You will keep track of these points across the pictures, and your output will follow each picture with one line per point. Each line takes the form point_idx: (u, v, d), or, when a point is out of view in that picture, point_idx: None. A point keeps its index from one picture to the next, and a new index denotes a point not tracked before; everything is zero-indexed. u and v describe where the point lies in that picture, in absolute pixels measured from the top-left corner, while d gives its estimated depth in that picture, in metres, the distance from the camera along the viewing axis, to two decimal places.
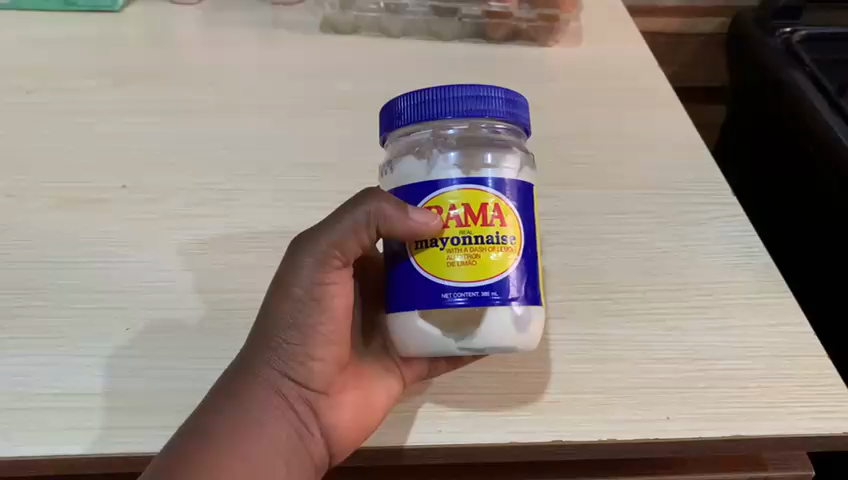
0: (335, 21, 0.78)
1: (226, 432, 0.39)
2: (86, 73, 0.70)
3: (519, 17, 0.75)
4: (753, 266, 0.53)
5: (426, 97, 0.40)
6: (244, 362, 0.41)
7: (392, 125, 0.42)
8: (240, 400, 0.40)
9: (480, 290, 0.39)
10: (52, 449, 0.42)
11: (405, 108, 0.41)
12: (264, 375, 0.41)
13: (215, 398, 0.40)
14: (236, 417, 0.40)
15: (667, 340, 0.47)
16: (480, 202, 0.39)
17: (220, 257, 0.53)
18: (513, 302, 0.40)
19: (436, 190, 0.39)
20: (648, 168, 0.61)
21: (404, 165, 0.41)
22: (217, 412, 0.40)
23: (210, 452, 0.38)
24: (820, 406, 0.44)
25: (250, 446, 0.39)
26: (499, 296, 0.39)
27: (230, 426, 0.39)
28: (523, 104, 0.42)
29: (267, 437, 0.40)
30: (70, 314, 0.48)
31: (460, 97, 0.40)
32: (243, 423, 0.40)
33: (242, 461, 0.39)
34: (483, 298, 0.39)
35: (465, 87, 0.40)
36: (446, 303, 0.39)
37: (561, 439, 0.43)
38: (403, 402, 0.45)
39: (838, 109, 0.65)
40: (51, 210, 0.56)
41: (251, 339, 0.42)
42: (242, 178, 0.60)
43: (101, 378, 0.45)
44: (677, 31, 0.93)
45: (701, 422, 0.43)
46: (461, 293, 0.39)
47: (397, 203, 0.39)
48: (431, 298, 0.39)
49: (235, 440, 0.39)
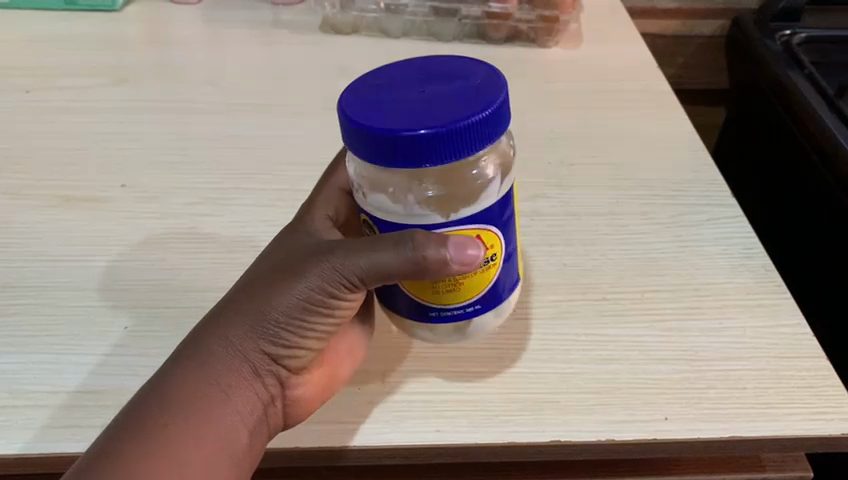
0: (335, 21, 0.77)
1: (192, 405, 0.38)
2: (86, 72, 0.70)
3: (519, 18, 0.75)
4: (752, 267, 0.53)
5: (386, 141, 0.35)
6: (223, 330, 0.40)
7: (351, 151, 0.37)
8: (210, 371, 0.39)
9: (464, 307, 0.41)
10: (47, 447, 0.41)
11: (362, 141, 0.36)
12: (237, 346, 0.40)
13: (183, 368, 0.39)
14: (203, 390, 0.39)
15: (665, 340, 0.47)
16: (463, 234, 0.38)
17: (219, 256, 0.53)
18: (492, 304, 0.42)
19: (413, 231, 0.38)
20: (647, 169, 0.61)
21: (375, 199, 0.39)
22: (190, 385, 0.39)
23: (171, 425, 0.37)
24: (819, 407, 0.44)
25: (216, 419, 0.38)
26: (481, 306, 0.41)
27: (197, 399, 0.38)
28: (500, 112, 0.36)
29: (234, 411, 0.39)
30: (67, 312, 0.48)
31: (431, 146, 0.35)
32: (211, 398, 0.39)
33: (203, 436, 0.38)
34: (466, 313, 0.41)
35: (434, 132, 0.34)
36: (430, 320, 0.41)
37: (560, 439, 0.42)
38: (402, 401, 0.44)
39: (838, 111, 0.65)
40: (50, 208, 0.56)
41: (237, 308, 0.40)
42: (241, 177, 0.59)
43: (98, 376, 0.45)
44: (676, 33, 0.94)
45: (700, 422, 0.43)
46: (445, 312, 0.41)
47: (438, 239, 0.37)
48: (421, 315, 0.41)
49: (199, 414, 0.38)
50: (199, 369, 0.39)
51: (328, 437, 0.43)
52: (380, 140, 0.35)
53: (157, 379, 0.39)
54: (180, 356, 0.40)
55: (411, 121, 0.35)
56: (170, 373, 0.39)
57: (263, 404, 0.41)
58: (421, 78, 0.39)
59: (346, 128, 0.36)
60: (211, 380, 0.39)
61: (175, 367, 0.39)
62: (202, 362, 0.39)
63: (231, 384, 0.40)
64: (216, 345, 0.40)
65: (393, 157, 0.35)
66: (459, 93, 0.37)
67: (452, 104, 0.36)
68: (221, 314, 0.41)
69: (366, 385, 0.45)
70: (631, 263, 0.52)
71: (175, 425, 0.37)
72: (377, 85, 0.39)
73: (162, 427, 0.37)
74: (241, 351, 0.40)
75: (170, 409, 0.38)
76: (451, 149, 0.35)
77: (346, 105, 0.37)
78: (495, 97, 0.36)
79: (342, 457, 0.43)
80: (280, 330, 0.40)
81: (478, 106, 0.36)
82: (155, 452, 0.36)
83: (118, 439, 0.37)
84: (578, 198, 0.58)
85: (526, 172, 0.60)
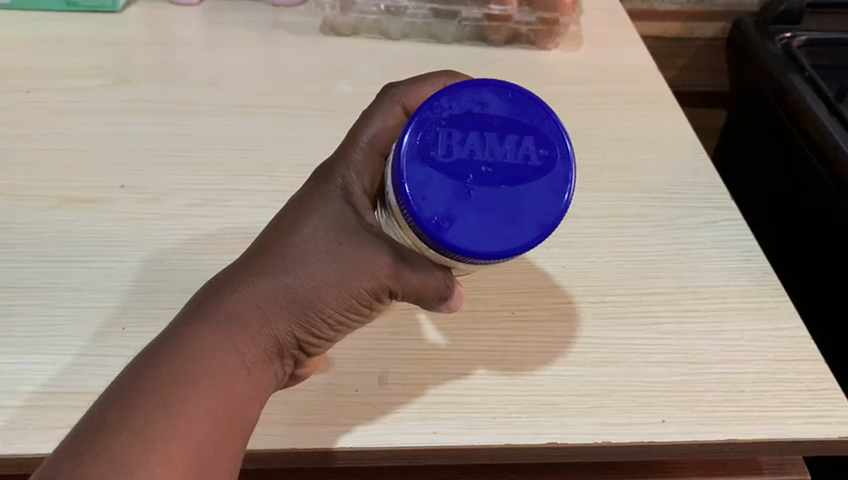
0: (335, 23, 0.77)
1: (217, 377, 0.38)
2: (87, 73, 0.70)
3: (519, 20, 0.75)
4: (750, 270, 0.53)
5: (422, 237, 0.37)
6: (261, 302, 0.40)
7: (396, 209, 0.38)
8: (236, 343, 0.39)
9: None
10: (45, 447, 0.42)
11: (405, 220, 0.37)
12: (266, 322, 0.40)
13: (210, 334, 0.38)
14: (233, 366, 0.38)
15: (664, 343, 0.47)
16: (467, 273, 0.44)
17: (219, 257, 0.53)
18: None
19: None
20: (646, 172, 0.61)
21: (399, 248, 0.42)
22: (221, 354, 0.38)
23: (194, 394, 0.37)
24: (816, 411, 0.44)
25: (239, 393, 0.38)
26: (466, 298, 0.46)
27: (221, 371, 0.38)
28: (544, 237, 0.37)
29: (252, 387, 0.39)
30: (67, 313, 0.48)
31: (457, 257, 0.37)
32: (238, 371, 0.38)
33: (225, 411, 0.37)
34: None
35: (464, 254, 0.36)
36: None
37: (556, 441, 0.42)
38: (398, 403, 0.44)
39: (838, 113, 0.65)
40: (49, 209, 0.56)
41: (276, 280, 0.40)
42: (240, 178, 0.60)
43: (97, 376, 0.45)
44: (676, 36, 0.93)
45: (697, 425, 0.43)
46: None
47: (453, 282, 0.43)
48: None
49: (227, 389, 0.38)
50: (225, 339, 0.39)
51: (325, 437, 0.42)
52: (442, 244, 0.36)
53: (180, 340, 0.38)
54: (207, 319, 0.39)
55: (452, 230, 0.36)
56: (195, 338, 0.38)
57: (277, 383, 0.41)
58: (483, 140, 0.38)
59: (407, 209, 0.37)
60: (239, 353, 0.39)
61: (201, 332, 0.39)
62: (230, 332, 0.39)
63: (257, 359, 0.39)
64: (245, 317, 0.39)
65: (450, 256, 0.37)
66: (512, 206, 0.37)
67: (518, 207, 0.37)
68: (262, 281, 0.40)
69: (364, 384, 0.45)
70: (630, 265, 0.52)
71: (198, 395, 0.37)
72: (438, 142, 0.38)
73: (187, 395, 0.36)
74: (268, 327, 0.40)
75: (193, 377, 0.37)
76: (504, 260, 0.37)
77: (407, 175, 0.37)
78: (555, 205, 0.37)
79: (339, 457, 0.43)
80: (308, 311, 0.40)
81: (537, 218, 0.37)
82: (177, 420, 0.36)
83: (138, 402, 0.36)
84: (577, 199, 0.58)
85: None
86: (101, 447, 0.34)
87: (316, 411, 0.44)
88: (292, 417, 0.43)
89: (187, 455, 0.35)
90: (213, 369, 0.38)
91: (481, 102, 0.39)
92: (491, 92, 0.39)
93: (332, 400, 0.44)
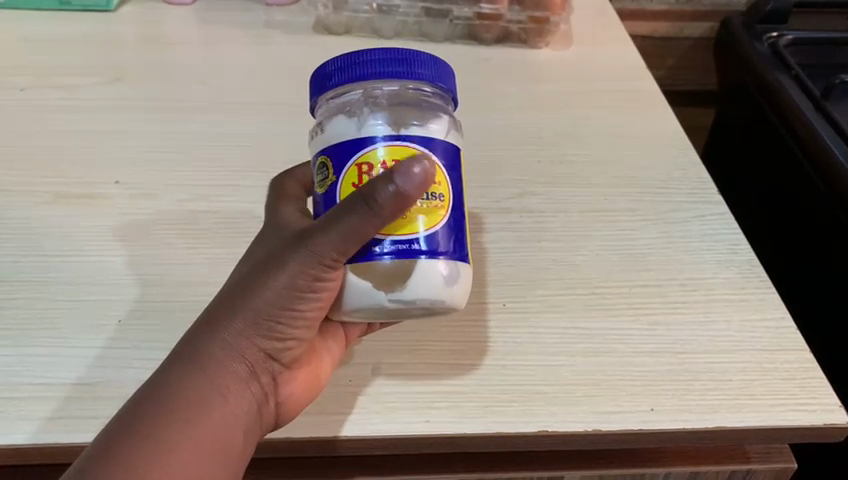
0: (327, 21, 0.78)
1: (183, 408, 0.38)
2: (83, 71, 0.70)
3: (510, 19, 0.76)
4: (736, 262, 0.54)
5: (350, 64, 0.40)
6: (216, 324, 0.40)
7: (322, 88, 0.42)
8: (207, 372, 0.39)
9: (411, 243, 0.39)
10: (39, 438, 0.42)
11: (333, 71, 0.41)
12: (230, 343, 0.40)
13: (176, 368, 0.39)
14: (198, 394, 0.39)
15: (651, 335, 0.48)
16: (408, 159, 0.40)
17: (211, 251, 0.53)
18: (441, 255, 0.40)
19: (368, 145, 0.39)
20: (634, 168, 0.62)
21: (336, 124, 0.40)
22: (182, 386, 0.39)
23: (165, 428, 0.37)
24: (801, 398, 0.45)
25: (204, 423, 0.38)
26: (429, 248, 0.39)
27: (196, 401, 0.38)
28: (449, 72, 0.43)
29: (228, 415, 0.39)
30: (63, 306, 0.49)
31: (380, 61, 0.40)
32: (203, 400, 0.39)
33: (191, 444, 0.38)
34: (413, 251, 0.39)
35: (386, 51, 0.40)
36: (376, 257, 0.39)
37: (547, 429, 0.43)
38: (391, 393, 0.44)
39: (824, 111, 0.66)
40: (43, 205, 0.56)
41: (230, 302, 0.40)
42: (231, 174, 0.60)
43: (90, 367, 0.45)
44: (665, 34, 0.94)
45: (683, 413, 0.44)
46: (391, 246, 0.39)
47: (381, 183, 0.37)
48: (363, 252, 0.39)
49: (191, 418, 0.38)
50: (195, 374, 0.39)
51: (319, 427, 0.43)
52: (381, 52, 0.40)
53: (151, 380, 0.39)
54: (178, 360, 0.39)
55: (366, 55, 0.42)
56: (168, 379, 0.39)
57: (255, 402, 0.41)
58: None
59: (343, 59, 0.41)
60: (202, 381, 0.39)
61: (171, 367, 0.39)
62: (200, 366, 0.39)
63: (225, 385, 0.39)
64: (212, 345, 0.40)
65: (395, 68, 0.40)
66: None
67: None
68: (219, 307, 0.41)
69: (357, 375, 0.45)
70: (618, 258, 0.53)
71: (167, 432, 0.37)
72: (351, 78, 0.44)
73: (151, 432, 0.37)
74: (234, 348, 0.40)
75: (162, 412, 0.38)
76: (434, 72, 0.41)
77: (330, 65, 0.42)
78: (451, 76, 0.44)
79: (335, 447, 0.43)
80: (268, 324, 0.40)
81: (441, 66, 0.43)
82: (145, 456, 0.36)
83: (108, 443, 0.37)
84: (566, 195, 0.59)
85: (515, 170, 0.61)
86: None
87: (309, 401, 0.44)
88: None
89: None
90: (176, 399, 0.38)
91: None
92: None
93: (325, 390, 0.45)
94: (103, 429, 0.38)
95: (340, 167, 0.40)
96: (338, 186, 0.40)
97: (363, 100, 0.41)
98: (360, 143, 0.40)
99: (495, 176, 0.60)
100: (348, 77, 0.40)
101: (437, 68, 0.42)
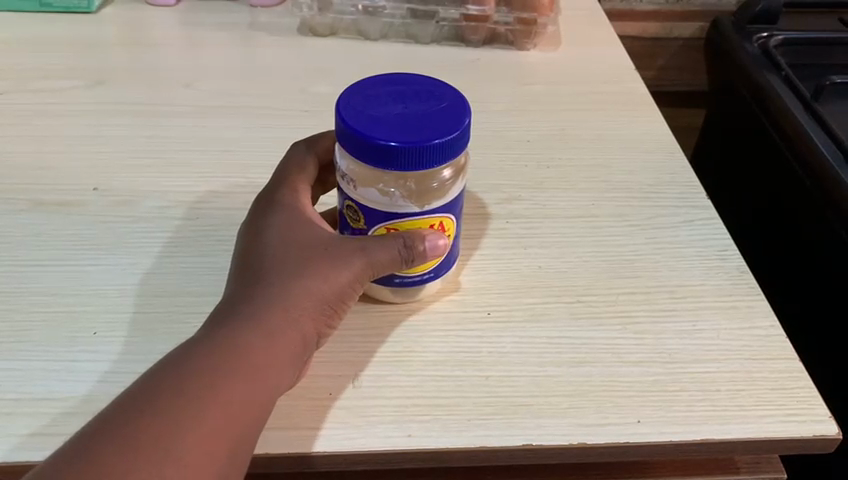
0: (313, 23, 0.77)
1: (254, 371, 0.39)
2: (62, 74, 0.69)
3: (497, 20, 0.75)
4: (724, 268, 0.53)
5: (388, 156, 0.42)
6: (277, 298, 0.42)
7: (354, 154, 0.43)
8: (273, 342, 0.40)
9: (423, 275, 0.48)
10: (6, 454, 0.41)
11: (369, 153, 0.42)
12: (293, 318, 0.42)
13: (244, 333, 0.40)
14: (266, 361, 0.40)
15: (638, 343, 0.47)
16: (428, 223, 0.46)
17: (191, 258, 0.52)
18: (444, 271, 0.49)
19: (396, 217, 0.45)
20: (622, 171, 0.61)
21: (368, 193, 0.44)
22: (252, 351, 0.40)
23: (237, 388, 0.38)
24: (792, 409, 0.44)
25: (268, 387, 0.39)
26: (435, 273, 0.48)
27: (264, 367, 0.40)
28: (468, 133, 0.44)
29: (284, 384, 0.41)
30: (39, 317, 0.48)
31: (416, 159, 0.42)
32: (269, 368, 0.40)
33: (257, 406, 0.39)
34: (425, 279, 0.48)
35: (423, 149, 0.42)
36: (397, 285, 0.48)
37: (532, 443, 0.42)
38: (374, 406, 0.44)
39: (814, 113, 0.66)
40: (19, 213, 0.55)
41: (287, 281, 0.43)
42: (214, 180, 0.59)
43: (64, 381, 0.44)
44: (656, 34, 0.94)
45: (670, 425, 0.43)
46: (408, 279, 0.48)
47: (421, 238, 0.45)
48: (385, 281, 0.48)
49: (259, 383, 0.39)
50: (262, 340, 0.40)
51: (298, 441, 0.42)
52: (412, 149, 0.41)
53: (216, 341, 0.40)
54: (242, 323, 0.41)
55: (401, 134, 0.42)
56: (199, 346, 0.39)
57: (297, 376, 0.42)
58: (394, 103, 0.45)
59: (372, 143, 0.42)
60: (269, 348, 0.40)
61: (237, 332, 0.40)
62: (267, 333, 0.40)
63: (288, 354, 0.41)
64: (275, 318, 0.41)
65: (422, 164, 0.42)
66: (430, 118, 0.43)
67: (432, 118, 0.44)
68: (276, 283, 0.42)
69: (338, 388, 0.44)
70: (605, 265, 0.52)
71: (239, 392, 0.38)
72: (365, 102, 0.44)
73: (224, 388, 0.38)
74: (296, 321, 0.42)
75: (233, 371, 0.38)
76: (457, 152, 0.43)
77: (351, 121, 0.43)
78: (465, 109, 0.45)
79: (316, 462, 0.42)
80: (321, 305, 0.43)
81: (461, 122, 0.44)
82: (218, 412, 0.37)
83: (179, 394, 0.37)
84: (554, 199, 0.58)
85: (502, 174, 0.60)
86: (167, 443, 0.35)
87: (290, 416, 0.43)
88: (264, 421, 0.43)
89: (222, 445, 0.37)
90: (249, 361, 0.39)
91: (383, 92, 0.46)
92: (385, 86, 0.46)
93: (307, 404, 0.44)
94: (165, 377, 0.38)
95: (373, 221, 0.45)
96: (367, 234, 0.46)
97: (393, 182, 0.44)
98: (386, 214, 0.45)
99: (482, 181, 0.59)
100: (382, 165, 0.42)
101: (459, 144, 0.43)
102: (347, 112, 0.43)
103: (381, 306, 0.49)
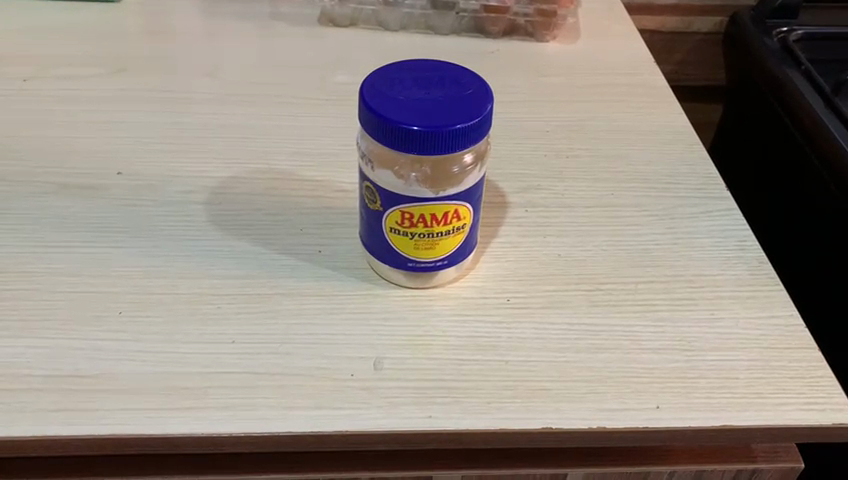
0: (333, 14, 0.77)
1: None
2: (86, 62, 0.70)
3: (517, 11, 0.75)
4: (744, 259, 0.53)
5: (406, 139, 0.42)
6: None
7: (374, 136, 0.44)
8: None
9: (438, 261, 0.48)
10: (36, 429, 0.41)
11: (388, 135, 0.43)
12: None
13: None
14: None
15: (657, 331, 0.48)
16: (443, 211, 0.46)
17: (215, 241, 0.53)
18: (463, 259, 0.49)
19: (411, 202, 0.45)
20: (641, 163, 0.61)
21: (385, 175, 0.45)
22: None
23: None
24: (810, 397, 0.44)
25: None
26: (452, 260, 0.49)
27: None
28: (491, 120, 0.44)
29: None
30: (66, 298, 0.48)
31: (435, 144, 0.42)
32: None
33: None
34: (441, 265, 0.49)
35: (442, 134, 0.42)
36: (412, 270, 0.49)
37: (550, 426, 0.42)
38: (393, 389, 0.44)
39: (833, 106, 0.66)
40: (45, 195, 0.56)
41: None
42: (236, 166, 0.60)
43: (89, 361, 0.45)
44: (673, 29, 0.94)
45: (689, 410, 0.43)
46: (422, 264, 0.48)
47: None
48: (400, 264, 0.48)
49: None
50: None
51: (319, 422, 0.42)
52: (431, 133, 0.42)
53: None
54: None
55: (420, 118, 0.42)
56: None
57: None
58: (418, 87, 0.45)
59: (392, 126, 0.42)
60: None
61: None
62: None
63: None
64: None
65: (441, 149, 0.43)
66: (453, 103, 0.44)
67: (455, 104, 0.44)
68: None
69: (359, 371, 0.45)
70: (624, 255, 0.53)
71: None
72: (389, 85, 0.45)
73: None
74: None
75: None
76: (477, 139, 0.44)
77: (372, 102, 0.43)
78: (489, 96, 0.45)
79: (335, 442, 0.42)
80: None
81: (483, 109, 0.44)
82: None
83: None
84: (572, 189, 0.58)
85: (521, 164, 0.60)
86: None
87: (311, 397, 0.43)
88: (286, 402, 0.43)
89: None
90: None
91: (408, 76, 0.46)
92: (411, 71, 0.47)
93: (327, 385, 0.44)
94: None
95: (388, 204, 0.46)
96: (383, 216, 0.47)
97: (410, 165, 0.44)
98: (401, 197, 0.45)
99: (502, 170, 0.60)
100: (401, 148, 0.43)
101: (480, 130, 0.44)
102: (370, 95, 0.44)
103: (400, 291, 0.50)
